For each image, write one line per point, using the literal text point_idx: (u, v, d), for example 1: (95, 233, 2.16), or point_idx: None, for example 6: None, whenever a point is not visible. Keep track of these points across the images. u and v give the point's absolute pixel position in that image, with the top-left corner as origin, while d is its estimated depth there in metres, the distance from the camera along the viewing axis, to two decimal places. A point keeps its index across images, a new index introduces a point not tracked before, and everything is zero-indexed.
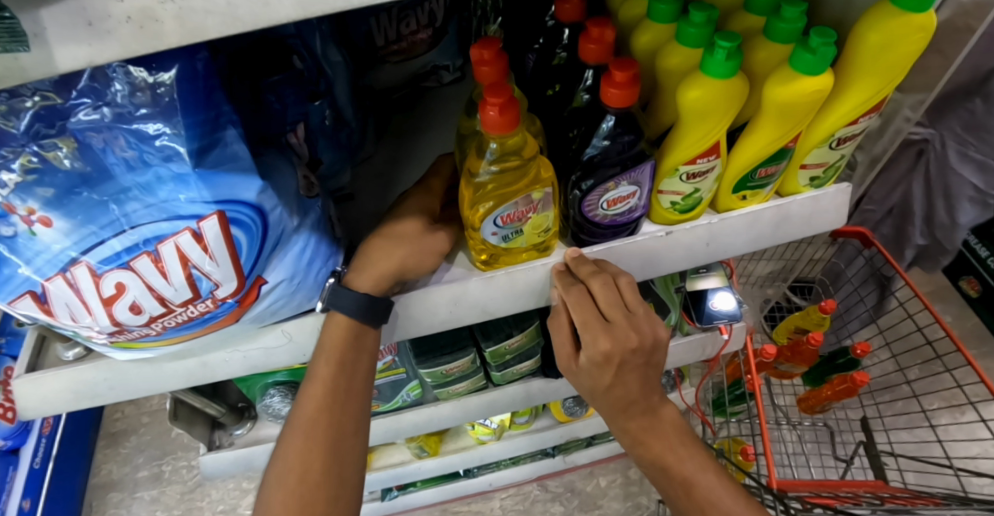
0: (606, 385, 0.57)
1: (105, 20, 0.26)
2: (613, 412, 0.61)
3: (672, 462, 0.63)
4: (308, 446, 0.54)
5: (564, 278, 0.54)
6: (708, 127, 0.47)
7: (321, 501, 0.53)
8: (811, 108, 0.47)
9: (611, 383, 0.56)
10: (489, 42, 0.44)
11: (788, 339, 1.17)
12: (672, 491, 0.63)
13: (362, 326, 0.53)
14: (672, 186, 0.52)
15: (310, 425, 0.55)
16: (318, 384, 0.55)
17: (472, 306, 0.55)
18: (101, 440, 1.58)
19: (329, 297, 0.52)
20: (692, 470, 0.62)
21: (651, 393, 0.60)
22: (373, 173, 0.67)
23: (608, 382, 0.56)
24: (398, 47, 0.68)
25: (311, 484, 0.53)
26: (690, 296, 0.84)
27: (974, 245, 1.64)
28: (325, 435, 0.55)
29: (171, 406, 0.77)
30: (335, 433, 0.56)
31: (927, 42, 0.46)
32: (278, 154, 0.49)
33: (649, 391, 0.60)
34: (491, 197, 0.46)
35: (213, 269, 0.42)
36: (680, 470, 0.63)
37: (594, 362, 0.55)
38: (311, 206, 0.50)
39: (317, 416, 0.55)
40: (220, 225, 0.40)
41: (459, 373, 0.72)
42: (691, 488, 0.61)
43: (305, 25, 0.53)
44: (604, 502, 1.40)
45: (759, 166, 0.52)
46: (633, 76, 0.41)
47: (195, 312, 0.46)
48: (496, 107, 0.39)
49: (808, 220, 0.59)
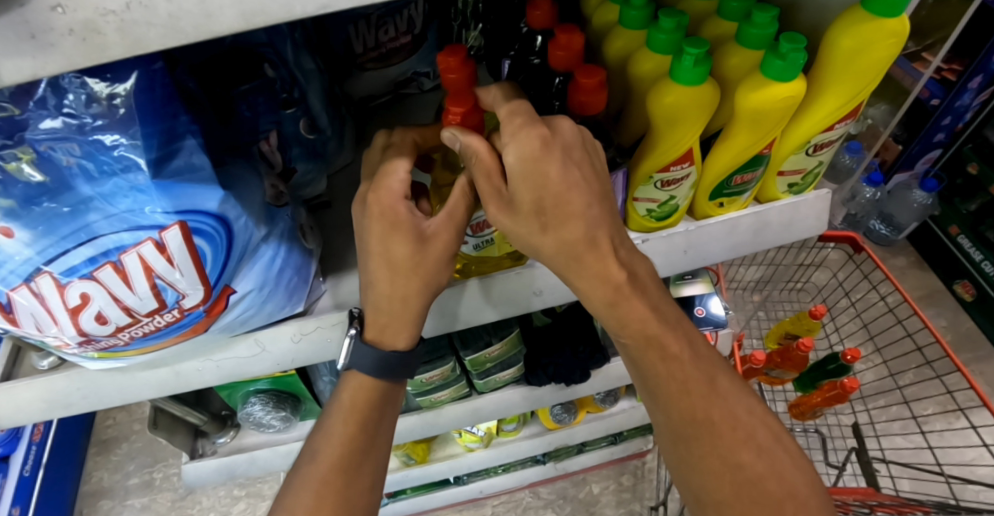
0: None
1: (48, 33, 0.25)
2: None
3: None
4: (316, 505, 0.49)
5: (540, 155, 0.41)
6: (680, 135, 0.46)
7: None
8: (784, 114, 0.46)
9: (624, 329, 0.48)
10: (455, 49, 0.44)
11: (779, 345, 1.17)
12: None
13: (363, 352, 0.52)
14: (647, 193, 0.52)
15: (323, 481, 0.50)
16: (334, 440, 0.53)
17: (445, 314, 0.55)
18: (92, 447, 1.57)
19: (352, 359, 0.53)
20: None
21: None
22: (349, 181, 0.67)
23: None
24: (377, 54, 0.68)
25: None
26: (675, 303, 0.83)
27: (968, 248, 1.64)
28: (336, 496, 0.50)
29: (152, 414, 0.76)
30: (347, 497, 0.51)
31: (901, 46, 0.45)
32: (243, 163, 0.49)
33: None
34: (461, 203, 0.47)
35: (179, 279, 0.42)
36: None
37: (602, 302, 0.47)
38: (279, 216, 0.50)
39: (330, 477, 0.51)
40: (182, 234, 0.40)
41: (439, 382, 0.72)
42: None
43: (277, 33, 0.53)
44: (596, 510, 1.38)
45: (734, 173, 0.52)
46: (600, 84, 0.41)
47: (162, 322, 0.45)
48: (457, 116, 0.43)
49: (787, 227, 0.59)
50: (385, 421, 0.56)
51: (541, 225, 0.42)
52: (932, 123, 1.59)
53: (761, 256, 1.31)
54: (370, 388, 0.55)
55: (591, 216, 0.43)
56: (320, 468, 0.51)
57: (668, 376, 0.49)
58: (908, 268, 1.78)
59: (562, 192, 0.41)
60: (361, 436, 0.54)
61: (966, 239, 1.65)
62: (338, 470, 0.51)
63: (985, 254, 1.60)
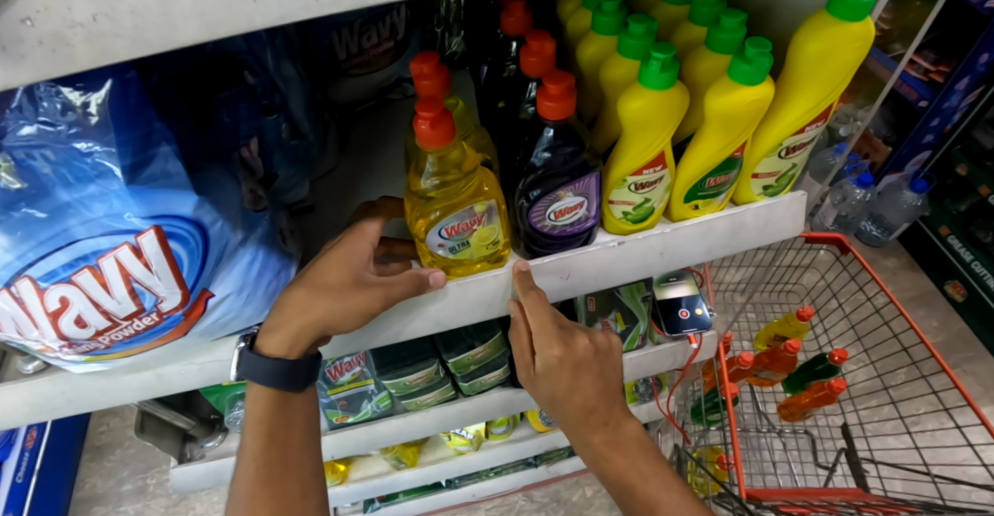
0: (563, 392, 0.57)
1: (18, 45, 0.26)
2: (575, 422, 0.60)
3: (637, 480, 0.62)
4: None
5: (524, 280, 0.53)
6: (650, 138, 0.47)
7: None
8: (753, 118, 0.47)
9: (570, 387, 0.57)
10: (428, 56, 0.45)
11: (768, 346, 1.17)
12: (636, 509, 0.62)
13: (283, 393, 0.56)
14: (622, 197, 0.52)
15: (251, 498, 0.55)
16: (247, 458, 0.56)
17: (425, 319, 0.55)
18: (86, 453, 1.58)
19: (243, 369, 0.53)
20: (656, 487, 0.62)
21: (612, 403, 0.61)
22: (333, 185, 0.68)
23: (565, 388, 0.57)
24: (361, 60, 0.69)
25: None
26: (660, 305, 0.83)
27: (959, 249, 1.65)
28: (268, 504, 0.55)
29: (139, 418, 0.77)
30: (280, 500, 0.55)
31: (867, 50, 0.46)
32: (220, 169, 0.49)
33: (603, 405, 0.60)
34: (437, 207, 0.46)
35: (156, 283, 0.42)
36: (642, 487, 0.62)
37: (549, 366, 0.57)
38: (258, 220, 0.51)
39: (257, 490, 0.55)
40: (158, 239, 0.40)
41: (423, 384, 0.72)
42: (654, 507, 0.60)
43: (256, 41, 0.54)
44: (589, 513, 1.38)
45: (708, 176, 0.52)
46: (568, 89, 0.42)
47: (141, 326, 0.46)
48: (427, 122, 0.40)
49: (764, 228, 0.60)
50: (295, 425, 0.58)
51: (572, 374, 0.57)
52: (921, 124, 1.59)
53: (750, 257, 1.31)
54: (262, 399, 0.56)
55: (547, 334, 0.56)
56: (246, 485, 0.55)
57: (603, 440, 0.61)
58: (899, 269, 1.79)
59: (575, 372, 0.57)
60: (272, 445, 0.56)
61: (956, 240, 1.66)
62: (261, 482, 0.55)
63: (976, 255, 1.60)
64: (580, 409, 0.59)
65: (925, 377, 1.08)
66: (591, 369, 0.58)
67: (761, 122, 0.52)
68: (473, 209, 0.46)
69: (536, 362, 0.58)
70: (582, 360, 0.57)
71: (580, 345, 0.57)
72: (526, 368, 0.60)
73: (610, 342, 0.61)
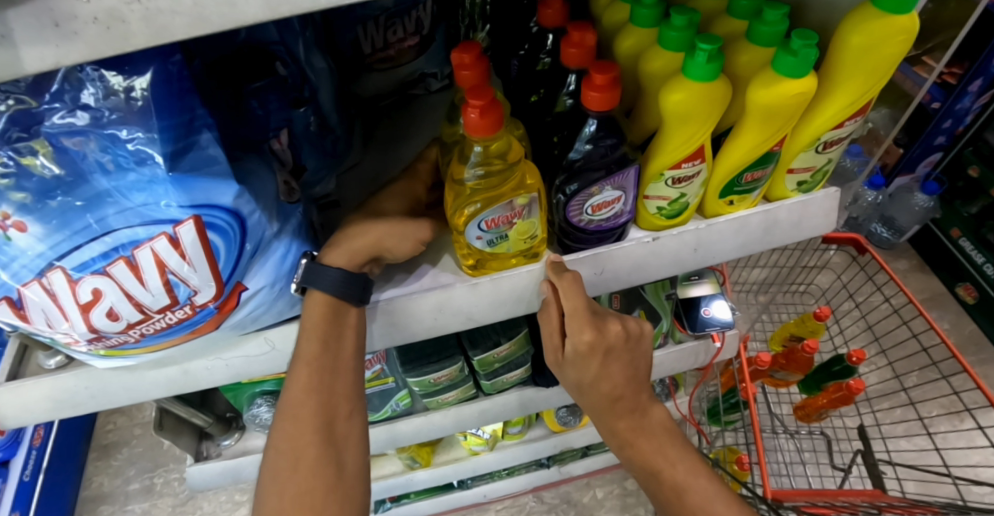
0: (592, 377, 0.57)
1: (72, 21, 0.26)
2: (600, 408, 0.59)
3: (664, 468, 0.61)
4: (296, 432, 0.48)
5: (557, 267, 0.53)
6: (692, 131, 0.46)
7: (318, 488, 0.46)
8: (795, 111, 0.47)
9: (597, 375, 0.56)
10: (468, 46, 0.45)
11: (783, 347, 1.16)
12: (662, 496, 0.61)
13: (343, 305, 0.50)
14: (657, 191, 0.52)
15: (298, 409, 0.49)
16: (299, 362, 0.49)
17: (457, 313, 0.55)
18: (92, 452, 1.56)
19: (304, 277, 0.49)
20: (683, 474, 0.61)
21: (639, 390, 0.60)
22: (358, 180, 0.67)
23: (593, 374, 0.56)
24: (386, 54, 0.68)
25: (306, 471, 0.46)
26: (682, 303, 0.83)
27: (970, 251, 1.64)
28: (315, 418, 0.49)
29: (156, 416, 0.76)
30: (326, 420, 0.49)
31: (911, 44, 0.45)
32: (257, 159, 0.49)
33: (629, 393, 0.59)
34: (476, 199, 0.46)
35: (191, 274, 0.42)
36: (669, 472, 0.61)
37: (579, 352, 0.55)
38: (291, 212, 0.50)
39: (305, 399, 0.49)
40: (196, 229, 0.40)
41: (447, 382, 0.71)
42: (682, 494, 0.59)
43: (288, 32, 0.53)
44: (600, 514, 1.38)
45: (745, 170, 0.52)
46: (613, 80, 0.42)
47: (173, 319, 0.45)
48: (476, 110, 0.40)
49: (796, 226, 0.59)
50: (353, 333, 0.51)
51: (603, 359, 0.56)
52: (933, 126, 1.59)
53: (767, 257, 1.31)
54: (323, 304, 0.50)
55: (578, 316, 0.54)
56: (293, 392, 0.49)
57: (629, 429, 0.61)
58: (909, 270, 1.79)
59: (605, 356, 0.56)
60: (326, 355, 0.49)
61: (968, 242, 1.65)
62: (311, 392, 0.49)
63: (987, 257, 1.60)
64: (611, 397, 0.58)
65: (942, 378, 1.07)
66: (622, 356, 0.57)
67: (800, 117, 0.51)
68: (513, 202, 0.46)
69: (566, 346, 0.56)
70: (613, 346, 0.56)
71: (611, 331, 0.56)
72: (555, 354, 0.59)
73: (642, 330, 0.61)
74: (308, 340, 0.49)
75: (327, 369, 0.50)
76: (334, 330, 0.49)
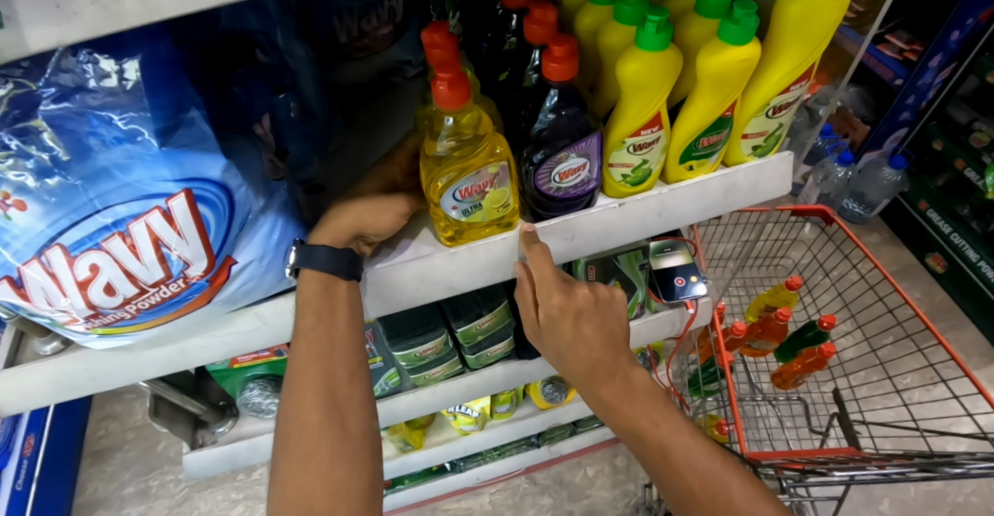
0: (568, 342, 0.60)
1: (72, 3, 0.28)
2: (580, 373, 0.62)
3: (647, 428, 0.61)
4: (300, 401, 0.51)
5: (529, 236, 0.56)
6: (648, 99, 0.50)
7: (324, 450, 0.49)
8: (742, 77, 0.50)
9: (573, 338, 0.60)
10: (438, 27, 0.47)
11: (758, 317, 1.21)
12: (650, 458, 0.61)
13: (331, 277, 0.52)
14: (621, 158, 0.55)
15: (300, 379, 0.51)
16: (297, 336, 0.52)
17: (438, 283, 0.58)
18: (85, 459, 1.57)
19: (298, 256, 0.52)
20: (667, 433, 0.61)
21: (618, 354, 0.63)
22: (340, 164, 0.70)
23: (569, 337, 0.60)
24: (362, 43, 0.71)
25: (311, 435, 0.50)
26: (657, 275, 0.87)
27: (938, 222, 1.71)
28: (318, 387, 0.51)
29: (152, 403, 0.78)
30: (329, 388, 0.52)
31: (844, 10, 0.49)
32: (243, 138, 0.52)
33: (608, 357, 0.61)
34: (448, 171, 0.49)
35: (184, 247, 0.44)
36: (653, 433, 0.61)
37: (552, 316, 0.59)
38: (277, 189, 0.53)
39: (306, 370, 0.52)
40: (188, 202, 0.42)
41: (433, 356, 0.74)
42: (667, 452, 0.60)
43: (267, 20, 0.56)
44: (592, 491, 1.42)
45: (701, 136, 0.55)
46: (570, 52, 0.44)
47: (167, 293, 0.47)
48: (445, 83, 0.42)
49: (753, 188, 0.63)
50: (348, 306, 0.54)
51: (575, 321, 0.59)
52: (898, 102, 1.65)
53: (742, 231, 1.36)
54: (314, 280, 0.52)
55: (550, 281, 0.57)
56: (295, 364, 0.52)
57: (610, 392, 0.62)
58: (882, 244, 1.85)
59: (578, 319, 0.60)
60: (320, 325, 0.52)
61: (935, 213, 1.72)
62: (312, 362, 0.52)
63: (954, 227, 1.68)
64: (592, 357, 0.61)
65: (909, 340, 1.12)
66: (593, 318, 0.61)
67: (749, 84, 0.55)
68: (486, 170, 0.49)
69: (540, 314, 0.60)
70: (583, 308, 0.60)
71: (581, 294, 0.60)
72: (534, 324, 0.63)
73: (614, 295, 0.64)
74: (302, 316, 0.52)
75: (325, 342, 0.53)
76: (327, 303, 0.52)
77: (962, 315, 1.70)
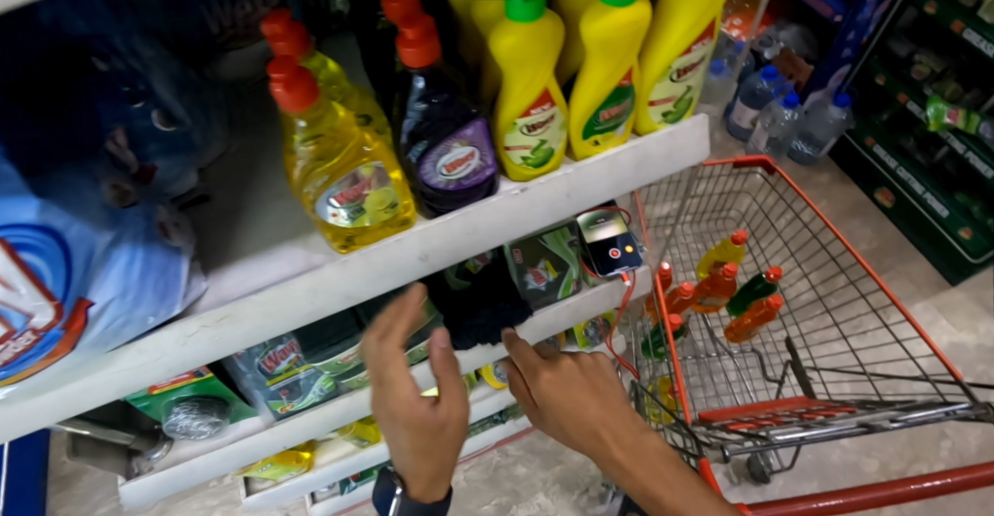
0: (570, 405, 0.64)
1: None
2: (590, 445, 0.62)
3: (662, 492, 0.56)
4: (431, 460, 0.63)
5: (429, 244, 0.53)
6: (531, 73, 0.45)
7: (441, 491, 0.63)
8: (633, 41, 0.45)
9: (572, 406, 0.64)
10: (280, 14, 0.41)
11: (708, 273, 1.20)
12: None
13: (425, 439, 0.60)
14: (517, 140, 0.50)
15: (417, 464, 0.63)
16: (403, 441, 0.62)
17: (333, 294, 0.53)
18: (51, 484, 1.52)
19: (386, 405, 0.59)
20: (662, 485, 0.56)
21: (626, 419, 0.61)
22: (228, 170, 0.64)
23: (570, 404, 0.64)
24: (236, 32, 0.64)
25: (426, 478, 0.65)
26: (591, 248, 0.83)
27: (883, 156, 1.72)
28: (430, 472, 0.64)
29: (68, 442, 0.74)
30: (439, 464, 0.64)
31: None
32: (79, 165, 0.45)
33: (620, 418, 0.62)
34: (319, 174, 0.45)
35: (18, 300, 0.38)
36: (670, 499, 0.55)
37: (548, 380, 0.67)
38: (129, 215, 0.46)
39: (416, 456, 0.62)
40: (6, 252, 0.35)
41: (358, 361, 0.71)
42: (659, 504, 0.56)
43: (102, 23, 0.49)
44: (565, 457, 1.43)
45: (601, 108, 0.51)
46: (427, 32, 0.39)
47: (13, 351, 0.41)
48: (281, 85, 0.37)
49: (668, 157, 0.59)
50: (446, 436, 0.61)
51: (557, 383, 0.66)
52: (838, 40, 1.61)
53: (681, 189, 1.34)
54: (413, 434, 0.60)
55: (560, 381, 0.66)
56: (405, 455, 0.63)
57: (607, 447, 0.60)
58: (832, 183, 1.86)
59: (584, 393, 0.64)
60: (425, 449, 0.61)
61: (880, 148, 1.73)
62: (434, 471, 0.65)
63: (899, 160, 1.69)
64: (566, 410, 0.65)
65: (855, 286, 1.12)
66: (581, 383, 0.66)
67: (646, 46, 0.51)
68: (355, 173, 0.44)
69: (540, 387, 0.68)
70: (575, 377, 0.67)
71: (565, 366, 0.68)
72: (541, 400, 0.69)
73: (598, 360, 0.70)
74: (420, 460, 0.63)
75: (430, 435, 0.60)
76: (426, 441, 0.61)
77: (911, 246, 1.74)
